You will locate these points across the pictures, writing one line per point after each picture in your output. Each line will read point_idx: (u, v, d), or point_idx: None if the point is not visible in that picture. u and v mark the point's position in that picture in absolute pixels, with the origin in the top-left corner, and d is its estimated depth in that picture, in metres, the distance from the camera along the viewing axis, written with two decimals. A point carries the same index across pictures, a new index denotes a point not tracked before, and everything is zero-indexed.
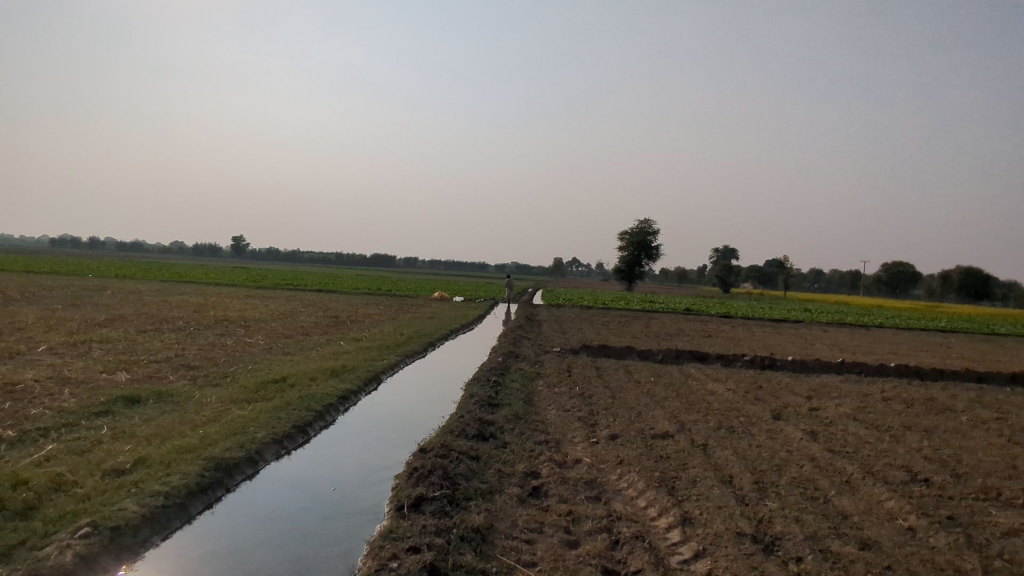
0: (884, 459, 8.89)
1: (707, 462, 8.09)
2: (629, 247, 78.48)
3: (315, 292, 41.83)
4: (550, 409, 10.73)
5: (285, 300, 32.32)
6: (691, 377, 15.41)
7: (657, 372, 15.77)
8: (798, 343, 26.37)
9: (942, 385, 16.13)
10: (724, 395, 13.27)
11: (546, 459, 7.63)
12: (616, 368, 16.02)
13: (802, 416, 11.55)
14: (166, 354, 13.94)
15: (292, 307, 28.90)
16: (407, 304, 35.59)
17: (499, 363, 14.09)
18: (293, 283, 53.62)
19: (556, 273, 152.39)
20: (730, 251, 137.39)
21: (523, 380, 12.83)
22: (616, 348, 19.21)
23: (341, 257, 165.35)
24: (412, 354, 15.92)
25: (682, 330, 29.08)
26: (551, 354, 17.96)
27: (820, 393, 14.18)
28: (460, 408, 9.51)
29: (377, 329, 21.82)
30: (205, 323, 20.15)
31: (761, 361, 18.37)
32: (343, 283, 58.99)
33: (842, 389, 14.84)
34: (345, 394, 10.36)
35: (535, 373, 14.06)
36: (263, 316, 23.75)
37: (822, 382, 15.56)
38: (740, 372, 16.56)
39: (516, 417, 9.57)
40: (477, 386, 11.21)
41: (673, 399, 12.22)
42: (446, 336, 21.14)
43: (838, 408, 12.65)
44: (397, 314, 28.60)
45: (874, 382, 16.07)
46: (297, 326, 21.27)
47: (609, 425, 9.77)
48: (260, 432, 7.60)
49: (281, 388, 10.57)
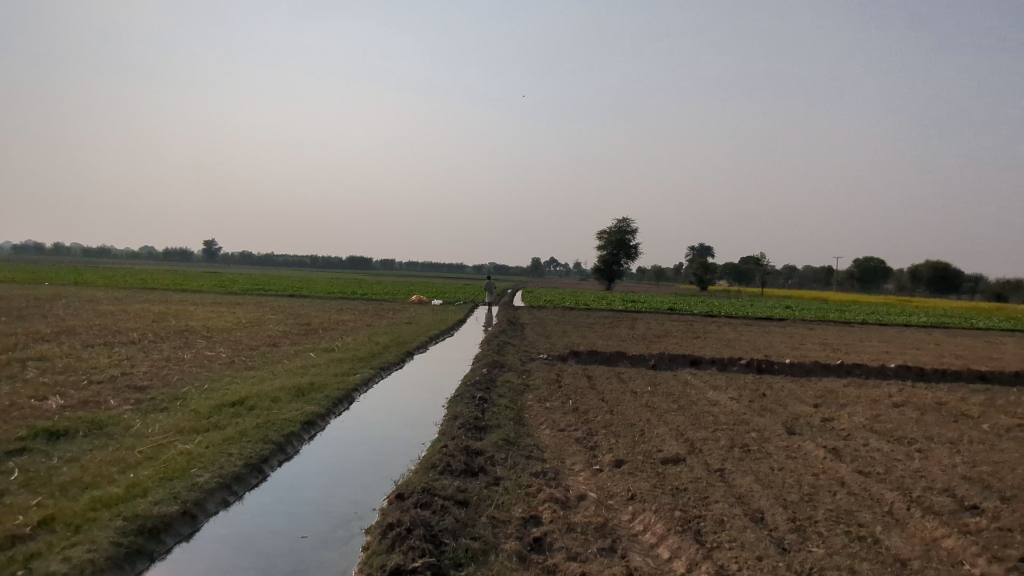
0: (921, 481, 7.92)
1: (731, 494, 7.02)
2: (607, 247, 77.71)
3: (285, 297, 40.09)
4: (545, 430, 9.59)
5: (252, 307, 30.63)
6: (689, 385, 14.41)
7: (652, 380, 14.74)
8: (788, 343, 25.59)
9: (949, 388, 15.35)
10: (729, 405, 12.25)
11: (547, 498, 6.48)
12: (608, 377, 14.95)
13: (817, 429, 10.61)
14: (112, 373, 12.52)
15: (259, 314, 27.29)
16: (382, 308, 34.13)
17: (484, 376, 12.92)
18: (263, 288, 51.76)
19: (533, 273, 151.62)
20: (706, 248, 137.89)
21: (511, 395, 11.67)
22: (605, 354, 18.17)
23: (316, 260, 162.34)
24: (388, 366, 14.65)
25: (669, 331, 28.15)
26: (538, 361, 16.81)
27: (827, 400, 13.26)
28: (442, 435, 8.33)
29: (350, 337, 20.44)
30: (163, 335, 18.63)
31: (758, 365, 17.44)
32: (316, 287, 57.14)
33: (848, 395, 13.94)
34: (311, 418, 9.09)
35: (522, 385, 12.90)
36: (227, 326, 22.15)
37: (827, 388, 14.65)
38: (738, 377, 15.60)
39: (508, 443, 8.43)
40: (460, 405, 10.04)
41: (676, 414, 11.16)
42: (425, 343, 19.84)
43: (850, 417, 11.73)
44: (372, 320, 27.20)
45: (878, 386, 15.23)
46: (263, 336, 19.81)
47: (612, 449, 8.66)
48: (203, 476, 6.34)
49: (237, 413, 9.26)
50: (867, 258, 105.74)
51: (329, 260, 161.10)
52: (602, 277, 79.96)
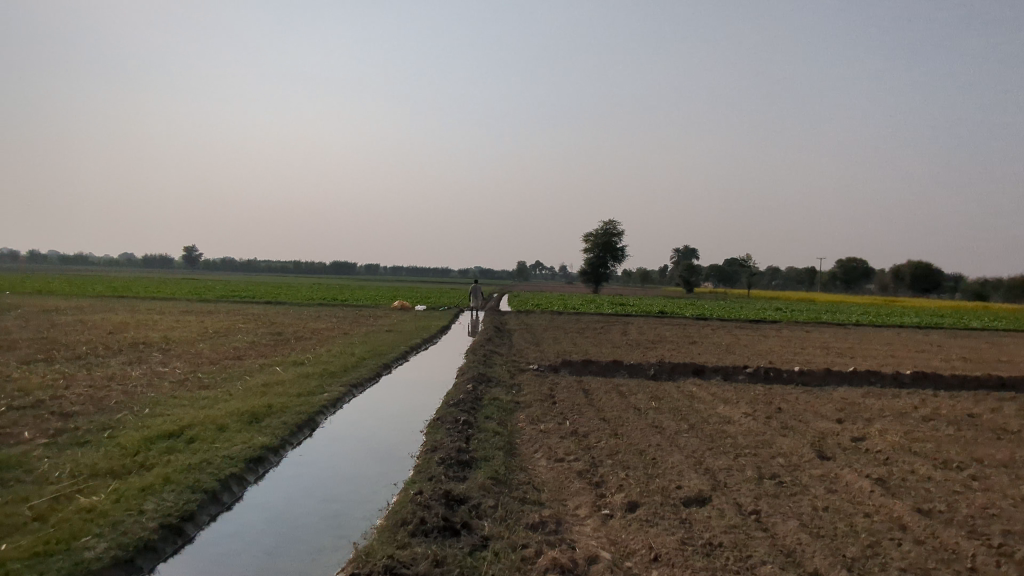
0: (996, 522, 6.62)
1: (777, 549, 5.66)
2: (593, 249, 76.60)
3: (261, 304, 38.32)
4: (540, 462, 8.14)
5: (223, 316, 28.90)
6: (697, 398, 13.09)
7: (655, 393, 13.36)
8: (789, 347, 24.46)
9: (973, 397, 14.21)
10: (745, 424, 10.90)
11: (548, 563, 5.08)
12: (607, 390, 13.57)
13: (850, 452, 9.32)
14: (41, 396, 10.88)
15: (228, 323, 25.58)
16: (362, 315, 32.55)
17: (468, 393, 11.48)
18: (237, 295, 49.73)
19: (519, 276, 150.57)
20: (691, 250, 137.75)
21: (500, 417, 10.21)
22: (600, 362, 16.80)
23: (299, 265, 159.91)
24: (363, 381, 13.10)
25: (663, 336, 26.88)
26: (529, 374, 15.34)
27: (850, 414, 11.99)
28: (418, 476, 6.89)
29: (324, 348, 18.85)
30: (115, 348, 16.94)
31: (765, 374, 16.18)
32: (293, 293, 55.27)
33: (872, 408, 12.69)
34: (259, 453, 7.55)
35: (512, 403, 11.45)
36: (190, 336, 20.43)
37: (846, 400, 13.38)
38: (747, 388, 14.29)
39: (497, 483, 6.98)
40: (441, 433, 8.60)
41: (688, 436, 9.81)
42: (406, 353, 18.30)
43: (882, 435, 10.48)
44: (350, 328, 25.59)
45: (898, 396, 14.02)
46: (228, 348, 18.18)
47: (621, 486, 7.24)
48: (97, 548, 4.83)
49: (170, 448, 7.70)
50: (851, 259, 105.87)
51: (312, 264, 158.67)
52: (589, 279, 78.82)
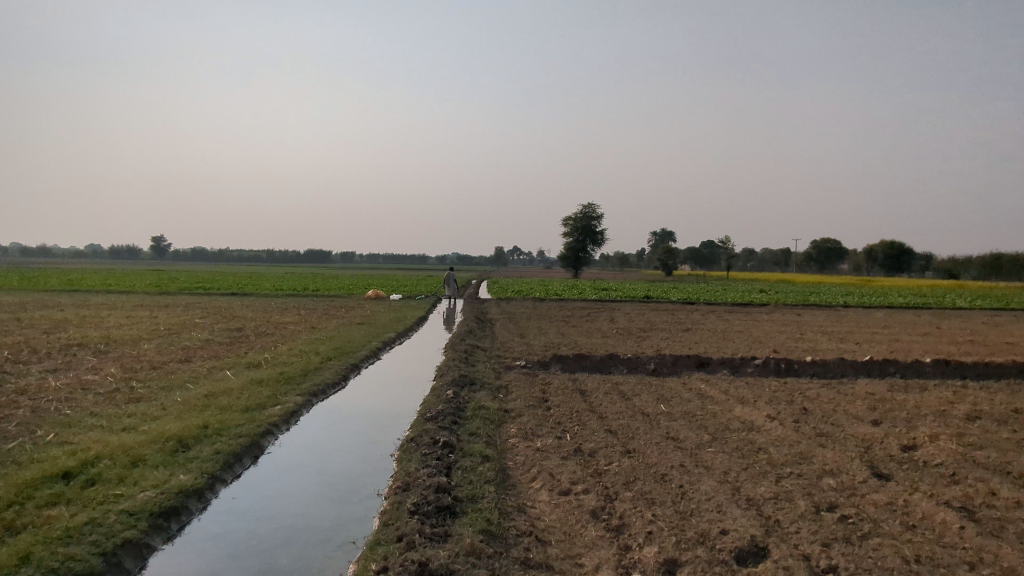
0: None
1: None
2: (572, 233, 75.12)
3: (225, 296, 35.99)
4: (542, 498, 6.44)
5: (179, 310, 26.66)
6: (710, 398, 11.55)
7: (661, 394, 11.75)
8: (787, 333, 23.17)
9: (1006, 387, 12.92)
10: (774, 432, 9.35)
11: None
12: (607, 390, 11.94)
13: (908, 466, 7.84)
14: None
15: (183, 319, 23.39)
16: (334, 306, 30.53)
17: (449, 401, 9.74)
18: (201, 286, 47.12)
19: (497, 262, 148.90)
20: (667, 231, 138.08)
21: (487, 432, 8.50)
22: (595, 356, 15.16)
23: (271, 253, 156.20)
24: (326, 388, 11.27)
25: (653, 324, 25.34)
26: (516, 373, 13.58)
27: (886, 415, 10.54)
28: (385, 537, 5.16)
29: (286, 346, 16.92)
30: (42, 352, 14.82)
31: (776, 367, 14.73)
32: (261, 283, 52.67)
33: (905, 406, 11.29)
34: (172, 504, 5.73)
35: (501, 412, 9.74)
36: (136, 335, 18.27)
37: (874, 396, 11.95)
38: (761, 385, 12.78)
39: (489, 540, 5.28)
40: (416, 463, 6.85)
41: (714, 451, 8.20)
42: (378, 350, 16.45)
43: (933, 440, 9.03)
44: (318, 322, 23.61)
45: (928, 390, 12.65)
46: (176, 349, 16.14)
47: (650, 535, 5.57)
48: None
49: (55, 497, 5.85)
50: (827, 239, 106.15)
51: (285, 253, 154.92)
52: (569, 265, 77.36)
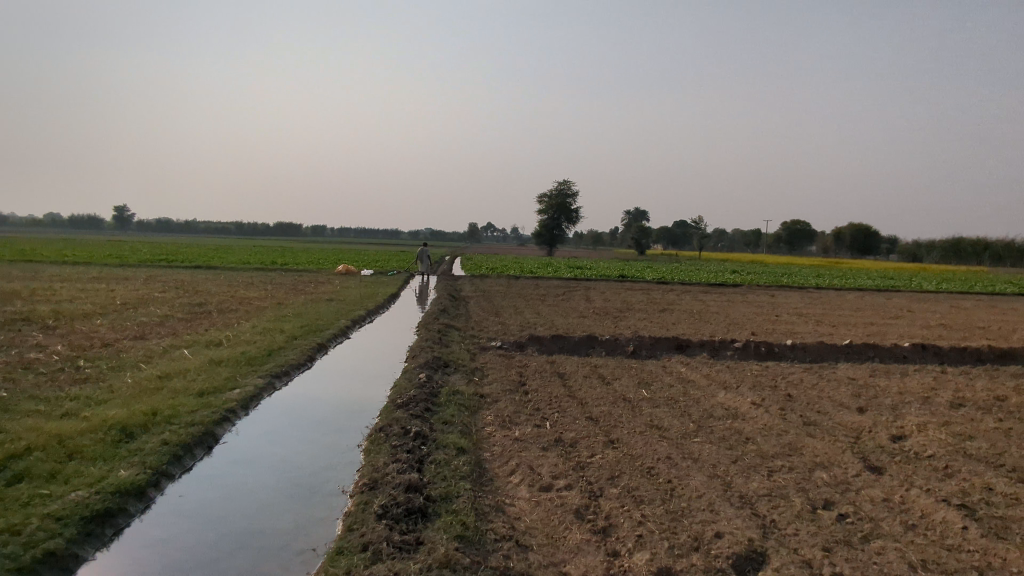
0: None
1: None
2: (547, 210, 74.49)
3: (188, 269, 34.63)
4: (522, 495, 5.95)
5: (138, 284, 25.45)
6: (692, 383, 11.20)
7: (642, 378, 11.36)
8: (763, 315, 23.07)
9: (984, 373, 12.85)
10: (761, 420, 9.01)
11: None
12: (586, 374, 11.48)
13: (900, 459, 7.55)
14: None
15: (141, 293, 22.27)
16: (302, 282, 29.55)
17: (421, 386, 9.18)
18: (163, 258, 45.53)
19: (470, 239, 147.99)
20: (640, 210, 138.41)
21: (462, 420, 7.97)
22: (572, 337, 14.71)
23: (240, 225, 152.34)
24: (290, 369, 10.59)
25: (630, 304, 25.03)
26: (492, 354, 13.05)
27: (871, 402, 10.30)
28: (350, 546, 4.61)
29: (250, 322, 16.12)
30: None
31: (755, 350, 14.48)
32: (228, 256, 51.12)
33: (888, 392, 11.09)
34: (107, 506, 5.08)
35: (476, 398, 9.21)
36: (89, 310, 17.25)
37: (857, 381, 11.73)
38: (743, 369, 12.49)
39: (465, 547, 4.77)
40: (385, 457, 6.29)
41: (701, 442, 7.80)
42: (346, 329, 15.74)
43: (921, 430, 8.78)
44: (284, 298, 22.71)
45: (908, 376, 12.50)
46: (131, 325, 15.21)
47: (640, 539, 5.13)
48: None
49: None
50: (797, 222, 107.53)
51: (253, 225, 151.23)
52: (543, 242, 76.81)
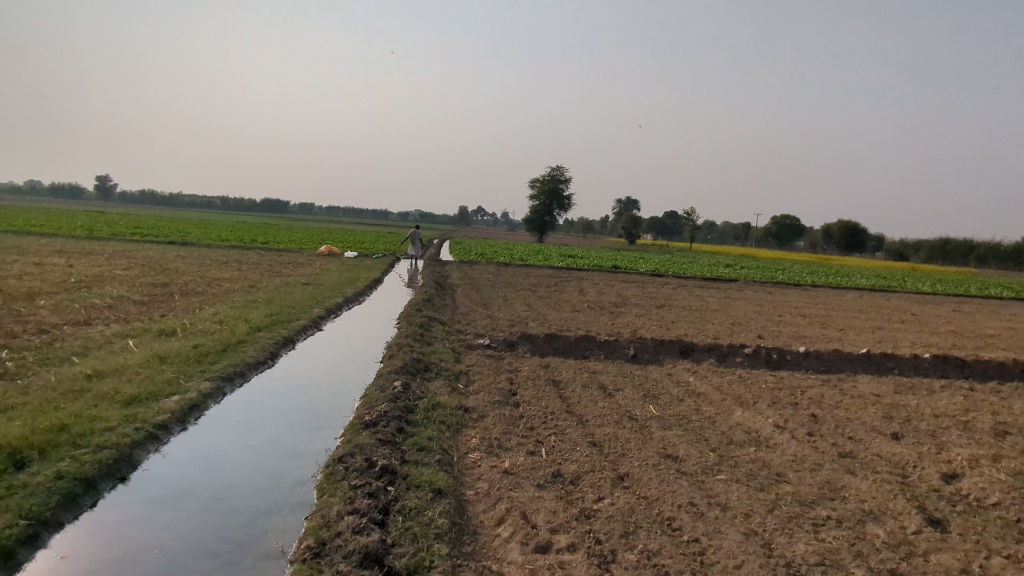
0: None
1: None
2: (540, 196, 73.00)
3: (160, 245, 32.78)
4: (513, 557, 4.67)
5: (103, 259, 23.77)
6: (704, 397, 9.94)
7: (648, 389, 10.09)
8: (764, 314, 21.93)
9: (1017, 392, 11.73)
10: (788, 448, 7.77)
11: None
12: (584, 382, 10.18)
13: (963, 508, 6.33)
14: None
15: (102, 270, 20.66)
16: (280, 262, 27.97)
17: (395, 397, 7.84)
18: (138, 232, 43.51)
19: (460, 222, 146.11)
20: (632, 200, 137.11)
21: (442, 445, 6.62)
22: (567, 337, 13.41)
23: (225, 200, 149.17)
24: (245, 370, 9.16)
25: (625, 298, 23.78)
26: (479, 355, 11.68)
27: (908, 426, 9.11)
28: None
29: (212, 308, 14.66)
30: None
31: (766, 357, 13.26)
32: (207, 232, 49.20)
33: (921, 412, 9.90)
34: None
35: (460, 413, 7.90)
36: (37, 288, 15.66)
37: (884, 399, 10.53)
38: (757, 381, 11.26)
39: None
40: (339, 506, 4.96)
41: (726, 480, 6.53)
42: (319, 320, 14.28)
43: (975, 466, 7.56)
44: (258, 280, 21.15)
45: (937, 393, 11.33)
46: (78, 308, 13.66)
47: None
48: None
49: None
50: (788, 216, 106.91)
51: (239, 200, 148.03)
52: (535, 228, 75.31)
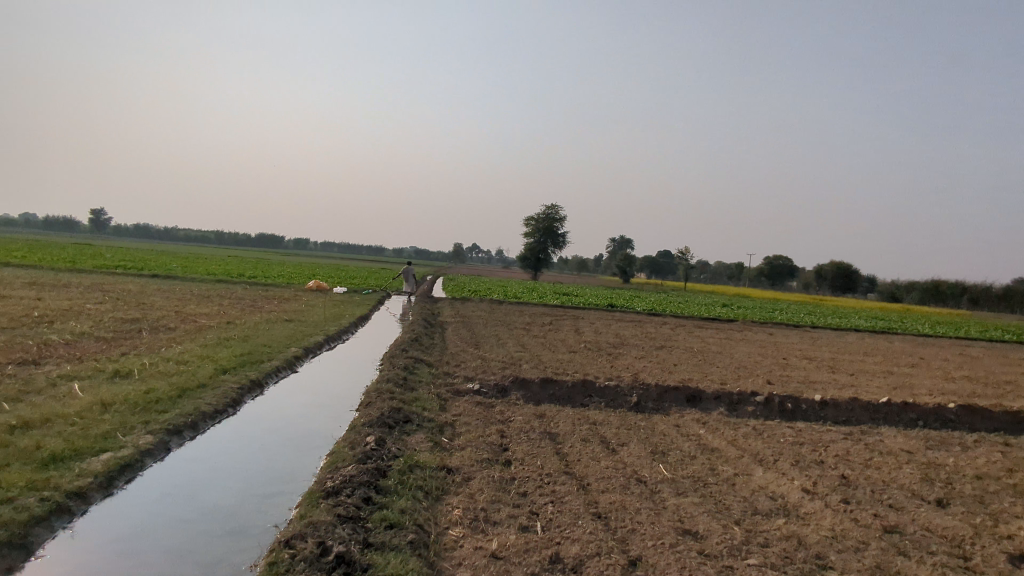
0: None
1: None
2: (534, 233, 72.44)
3: (141, 278, 31.63)
4: None
5: (75, 293, 22.57)
6: (719, 455, 8.84)
7: (656, 445, 8.99)
8: (769, 357, 20.92)
9: None
10: (824, 520, 6.68)
11: None
12: (584, 436, 9.06)
13: None
14: None
15: (71, 304, 19.48)
16: (264, 297, 26.84)
17: (366, 458, 6.71)
18: (122, 265, 42.34)
19: (454, 259, 145.76)
20: (626, 239, 137.13)
21: (417, 521, 5.51)
22: (565, 382, 12.33)
23: (220, 234, 148.54)
24: (197, 421, 8.01)
25: (623, 338, 22.74)
26: (467, 402, 10.56)
27: (952, 491, 8.03)
28: None
29: (179, 346, 13.51)
30: None
31: (780, 406, 12.19)
32: (194, 266, 48.04)
33: (963, 474, 8.81)
34: None
35: (441, 475, 6.79)
36: None
37: (918, 457, 9.46)
38: (775, 434, 10.17)
39: None
40: None
41: (760, 567, 5.41)
42: (294, 360, 13.13)
43: None
44: (237, 316, 20.02)
45: (972, 450, 10.28)
46: (30, 346, 12.49)
47: None
48: None
49: None
50: (780, 257, 106.96)
51: (234, 234, 147.31)
52: (528, 265, 74.71)
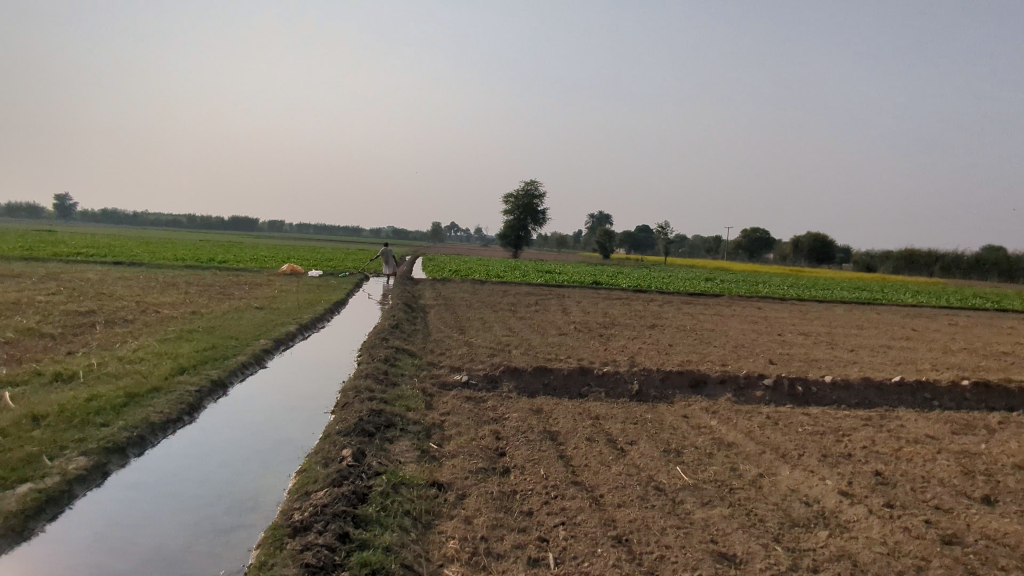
0: None
1: None
2: (514, 210, 71.19)
3: (104, 266, 29.94)
4: None
5: (27, 283, 20.97)
6: (738, 451, 7.97)
7: (669, 442, 8.09)
8: (764, 334, 20.21)
9: None
10: (873, 531, 5.83)
11: None
12: (587, 435, 8.12)
13: None
14: None
15: (21, 295, 17.99)
16: (235, 283, 25.43)
17: (342, 480, 5.68)
18: (84, 252, 40.31)
19: (432, 238, 143.97)
20: (605, 215, 136.20)
21: (404, 562, 4.53)
22: (560, 370, 11.38)
23: (191, 217, 144.66)
24: (144, 434, 6.91)
25: (613, 318, 21.87)
26: (455, 398, 9.55)
27: (999, 485, 7.25)
28: None
29: (135, 341, 12.28)
30: None
31: (790, 390, 11.38)
32: (162, 251, 46.10)
33: (1001, 464, 8.06)
34: None
35: (431, 495, 5.79)
36: None
37: (948, 445, 8.71)
38: (793, 423, 9.35)
39: None
40: None
41: None
42: (263, 354, 12.00)
43: None
44: (203, 304, 18.72)
45: (1000, 433, 9.57)
46: None
47: None
48: None
49: None
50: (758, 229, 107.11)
51: (205, 218, 143.53)
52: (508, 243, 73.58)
